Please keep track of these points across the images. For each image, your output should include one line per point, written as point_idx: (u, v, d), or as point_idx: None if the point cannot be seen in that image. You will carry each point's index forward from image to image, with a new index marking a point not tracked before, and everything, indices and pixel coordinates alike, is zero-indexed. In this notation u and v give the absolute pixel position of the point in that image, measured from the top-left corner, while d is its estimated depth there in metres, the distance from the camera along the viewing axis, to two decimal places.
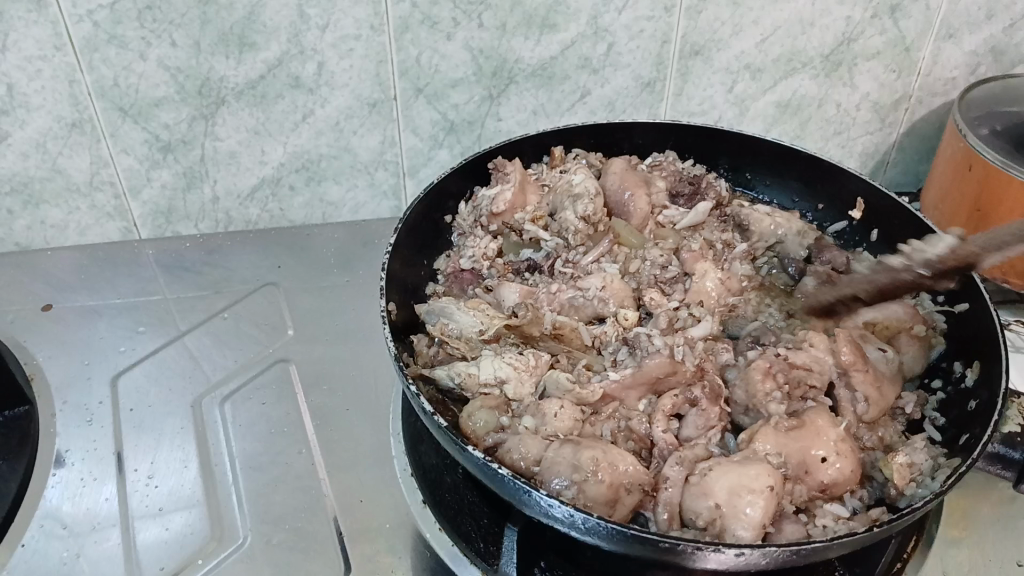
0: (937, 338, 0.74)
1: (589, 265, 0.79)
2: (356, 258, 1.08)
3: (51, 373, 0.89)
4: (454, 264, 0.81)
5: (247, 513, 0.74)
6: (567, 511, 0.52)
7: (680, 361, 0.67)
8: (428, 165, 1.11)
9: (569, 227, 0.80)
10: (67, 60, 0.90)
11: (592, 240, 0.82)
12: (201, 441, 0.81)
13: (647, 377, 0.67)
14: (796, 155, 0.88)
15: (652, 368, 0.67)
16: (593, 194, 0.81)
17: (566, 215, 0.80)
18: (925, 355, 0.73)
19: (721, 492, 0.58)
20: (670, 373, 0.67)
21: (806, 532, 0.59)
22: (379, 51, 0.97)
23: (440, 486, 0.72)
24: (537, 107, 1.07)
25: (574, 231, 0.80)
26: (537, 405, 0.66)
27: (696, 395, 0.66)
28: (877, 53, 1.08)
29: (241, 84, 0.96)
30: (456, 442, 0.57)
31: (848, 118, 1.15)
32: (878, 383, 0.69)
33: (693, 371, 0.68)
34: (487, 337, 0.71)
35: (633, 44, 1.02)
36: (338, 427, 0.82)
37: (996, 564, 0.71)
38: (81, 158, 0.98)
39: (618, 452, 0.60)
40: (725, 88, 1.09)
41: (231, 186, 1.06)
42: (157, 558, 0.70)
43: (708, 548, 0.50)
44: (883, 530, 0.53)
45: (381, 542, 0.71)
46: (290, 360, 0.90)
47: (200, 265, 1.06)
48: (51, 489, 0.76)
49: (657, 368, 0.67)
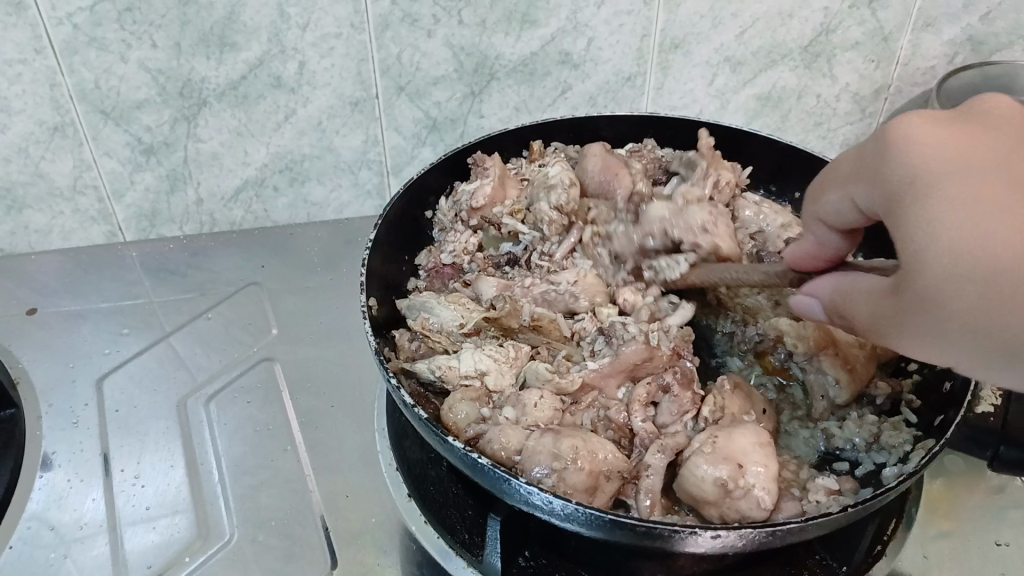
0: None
1: (563, 260, 0.79)
2: (340, 256, 1.09)
3: (37, 376, 0.89)
4: (436, 259, 0.82)
5: (233, 511, 0.74)
6: (546, 498, 0.53)
7: (656, 346, 0.69)
8: (412, 163, 1.11)
9: (544, 218, 0.80)
10: (47, 63, 0.90)
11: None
12: (187, 440, 0.81)
13: (625, 365, 0.68)
14: (773, 146, 0.89)
15: (629, 355, 0.68)
16: (567, 183, 0.80)
17: (539, 206, 0.80)
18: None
19: (705, 470, 0.59)
20: (647, 359, 0.68)
21: (801, 509, 0.60)
22: (359, 50, 0.97)
23: (425, 480, 0.73)
24: (519, 103, 1.07)
25: (548, 222, 0.80)
26: (517, 396, 0.66)
27: (669, 382, 0.67)
28: (855, 44, 1.08)
29: (222, 85, 0.96)
30: (437, 433, 0.57)
31: (829, 110, 1.16)
32: (849, 366, 0.70)
33: (670, 356, 0.69)
34: (467, 330, 0.72)
35: (613, 38, 1.02)
36: (324, 426, 0.83)
37: (974, 545, 0.71)
38: (64, 162, 0.99)
39: (598, 440, 0.61)
40: (705, 81, 1.10)
41: (214, 188, 1.06)
42: (144, 558, 0.71)
43: (686, 531, 0.51)
44: (858, 510, 0.54)
45: (367, 537, 0.72)
46: (275, 359, 0.91)
47: (184, 267, 1.06)
48: (37, 491, 0.76)
49: (633, 355, 0.68)
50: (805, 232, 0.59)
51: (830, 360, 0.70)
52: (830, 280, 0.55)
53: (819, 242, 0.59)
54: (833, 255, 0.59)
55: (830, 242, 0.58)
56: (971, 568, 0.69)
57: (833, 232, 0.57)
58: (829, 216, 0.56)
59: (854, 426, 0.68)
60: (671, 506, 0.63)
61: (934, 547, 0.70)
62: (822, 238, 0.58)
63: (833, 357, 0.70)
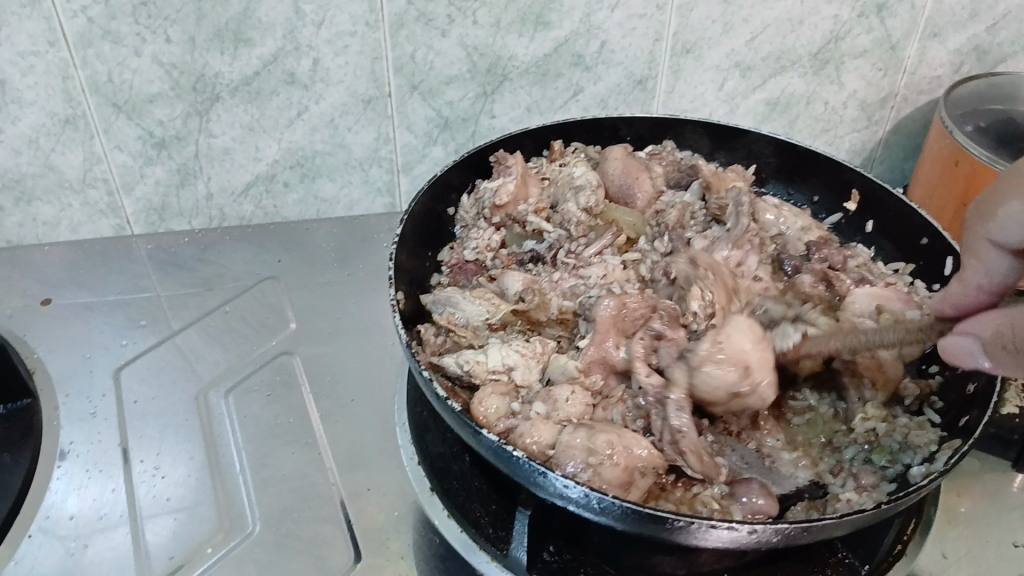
0: None
1: (591, 256, 0.79)
2: (353, 254, 1.08)
3: (53, 366, 0.88)
4: (458, 256, 0.82)
5: (254, 503, 0.74)
6: (582, 492, 0.53)
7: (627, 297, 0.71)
8: (423, 162, 1.11)
9: (571, 218, 0.82)
10: (61, 56, 0.90)
11: (596, 232, 0.82)
12: (207, 432, 0.81)
13: (606, 324, 0.69)
14: (791, 149, 0.90)
15: (604, 313, 0.69)
16: (593, 185, 0.83)
17: (568, 206, 0.82)
18: None
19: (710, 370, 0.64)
20: (620, 308, 0.69)
21: (832, 507, 0.63)
22: (374, 48, 0.97)
23: (448, 474, 0.73)
24: (531, 104, 1.08)
25: (576, 222, 0.81)
26: (547, 392, 0.66)
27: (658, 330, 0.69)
28: (864, 51, 1.09)
29: (235, 80, 0.96)
30: (471, 425, 0.58)
31: (836, 116, 1.17)
32: (881, 367, 0.70)
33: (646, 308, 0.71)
34: (493, 324, 0.73)
35: (626, 41, 1.03)
36: (345, 419, 0.83)
37: (993, 545, 0.72)
38: (75, 154, 0.98)
39: (632, 435, 0.61)
40: (715, 86, 1.11)
41: (225, 183, 1.06)
42: (167, 549, 0.71)
43: (721, 526, 0.51)
44: (890, 507, 0.54)
45: (391, 530, 0.72)
46: (294, 353, 0.91)
47: (194, 261, 1.06)
48: (56, 481, 0.76)
49: (609, 309, 0.69)
50: (972, 259, 0.61)
51: (865, 362, 0.70)
52: (992, 318, 0.59)
53: (987, 271, 0.61)
54: (1002, 285, 0.61)
55: (1000, 268, 0.61)
56: (991, 568, 0.70)
57: (1007, 255, 0.60)
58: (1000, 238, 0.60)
59: (873, 423, 0.70)
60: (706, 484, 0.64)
61: (949, 548, 0.71)
62: (991, 266, 0.61)
63: (868, 360, 0.70)
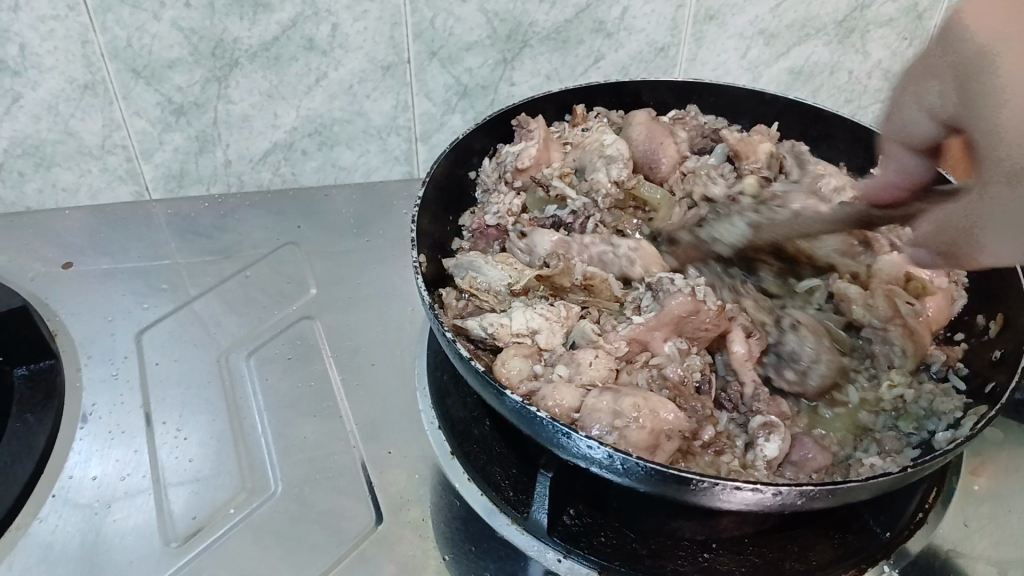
0: (959, 293, 0.75)
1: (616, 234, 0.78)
2: (373, 220, 1.08)
3: (74, 330, 0.89)
4: (480, 220, 0.81)
5: (277, 465, 0.75)
6: (606, 453, 0.53)
7: (704, 300, 0.68)
8: (441, 131, 1.11)
9: (600, 190, 0.81)
10: (80, 20, 0.89)
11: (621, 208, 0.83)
12: (228, 394, 0.82)
13: (671, 318, 0.67)
14: (821, 115, 0.88)
15: (676, 308, 0.67)
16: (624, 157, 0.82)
17: (598, 177, 0.81)
18: (951, 308, 0.74)
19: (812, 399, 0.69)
20: (693, 313, 0.67)
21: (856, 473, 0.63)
22: (393, 13, 0.96)
23: (468, 438, 0.73)
24: (551, 72, 1.07)
25: (604, 195, 0.81)
26: (571, 354, 0.66)
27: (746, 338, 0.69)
28: (890, 20, 1.07)
29: (255, 46, 0.96)
30: (493, 386, 0.58)
31: (860, 86, 1.15)
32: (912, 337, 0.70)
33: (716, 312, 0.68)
34: (515, 290, 0.73)
35: (648, 8, 1.02)
36: (366, 382, 0.83)
37: (1016, 514, 0.72)
38: (94, 121, 0.98)
39: (659, 399, 0.61)
40: (738, 54, 1.09)
41: (243, 150, 1.06)
42: (189, 509, 0.71)
43: (745, 487, 0.51)
44: (915, 471, 0.54)
45: (412, 492, 0.73)
46: (315, 317, 0.91)
47: (214, 229, 1.06)
48: (79, 443, 0.77)
49: (680, 306, 0.67)
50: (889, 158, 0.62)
51: (897, 330, 0.71)
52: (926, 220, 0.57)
53: (902, 166, 0.61)
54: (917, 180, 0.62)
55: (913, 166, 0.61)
56: (1013, 536, 0.70)
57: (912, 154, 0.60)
58: (913, 135, 0.59)
59: (901, 390, 0.69)
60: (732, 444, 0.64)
61: (972, 515, 0.71)
62: (904, 163, 0.61)
63: (901, 328, 0.70)
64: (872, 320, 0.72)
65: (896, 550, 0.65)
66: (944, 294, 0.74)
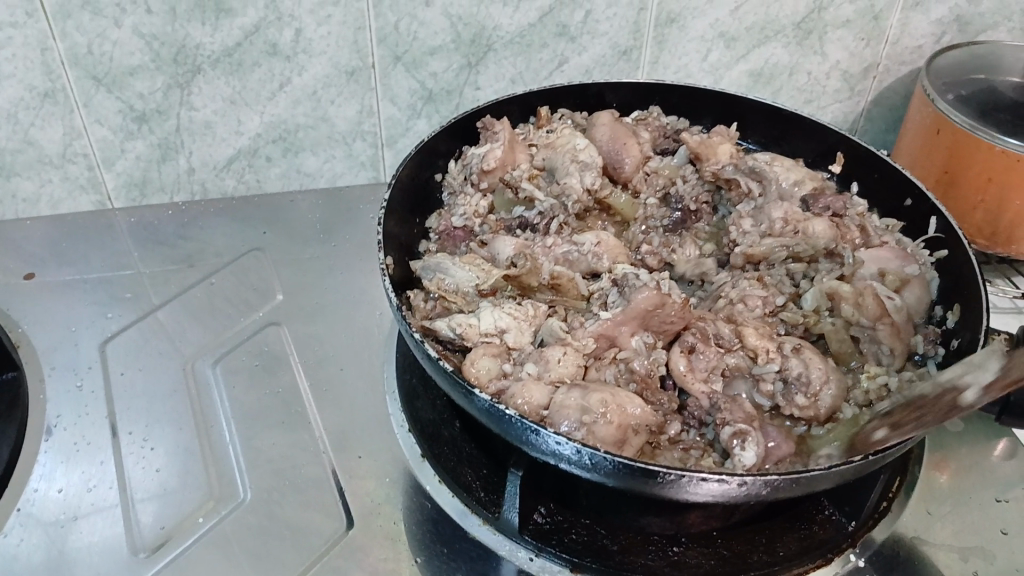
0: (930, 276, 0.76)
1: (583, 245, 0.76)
2: (340, 225, 1.08)
3: (38, 340, 0.88)
4: (446, 222, 0.82)
5: (245, 472, 0.75)
6: (574, 448, 0.53)
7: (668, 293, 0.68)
8: (407, 136, 1.11)
9: (571, 194, 0.81)
10: (39, 27, 0.88)
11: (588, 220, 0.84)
12: (195, 402, 0.81)
13: (637, 312, 0.68)
14: (779, 114, 0.90)
15: (641, 302, 0.67)
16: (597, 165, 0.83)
17: (570, 182, 0.81)
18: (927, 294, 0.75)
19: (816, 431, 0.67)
20: (658, 306, 0.68)
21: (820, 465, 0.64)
22: (356, 18, 0.96)
23: (438, 439, 0.74)
24: (515, 76, 1.07)
25: (575, 198, 0.81)
26: (539, 352, 0.67)
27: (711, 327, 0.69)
28: (847, 22, 1.09)
29: (217, 52, 0.95)
30: (462, 386, 0.58)
31: (819, 87, 1.17)
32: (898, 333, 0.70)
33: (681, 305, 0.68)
34: (483, 290, 0.73)
35: (610, 11, 1.02)
36: (334, 387, 0.83)
37: (976, 501, 0.73)
38: (54, 129, 0.97)
39: (626, 394, 0.62)
40: (700, 56, 1.10)
41: (207, 157, 1.05)
42: (157, 518, 0.71)
43: (711, 479, 0.51)
44: (876, 459, 0.55)
45: (382, 495, 0.73)
46: (282, 324, 0.91)
47: (178, 237, 1.05)
48: (43, 454, 0.76)
49: (645, 301, 0.67)
50: None
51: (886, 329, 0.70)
52: None
53: None
54: None
55: None
56: (973, 522, 0.72)
57: None
58: None
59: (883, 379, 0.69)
60: (709, 451, 0.64)
61: (933, 504, 0.72)
62: None
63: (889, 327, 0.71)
64: (862, 320, 0.71)
65: (861, 539, 0.66)
66: (918, 281, 0.75)
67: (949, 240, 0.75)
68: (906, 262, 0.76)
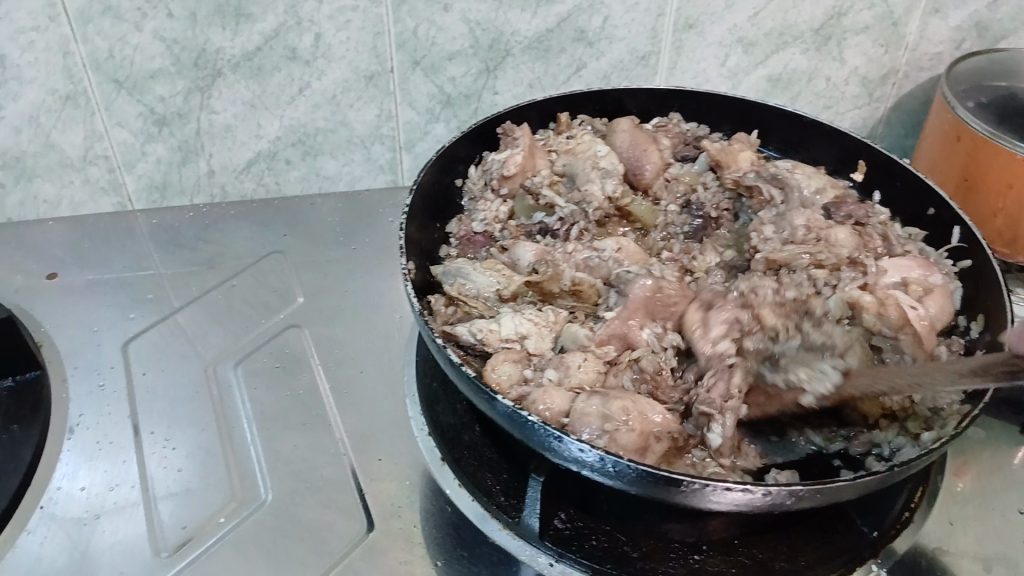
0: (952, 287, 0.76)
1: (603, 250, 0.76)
2: (359, 229, 1.08)
3: (60, 341, 0.89)
4: (467, 228, 0.82)
5: (266, 474, 0.75)
6: (598, 455, 0.53)
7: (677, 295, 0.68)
8: (425, 140, 1.11)
9: (592, 201, 0.82)
10: (61, 31, 0.89)
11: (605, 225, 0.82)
12: (216, 404, 0.82)
13: (638, 302, 0.70)
14: (800, 121, 0.90)
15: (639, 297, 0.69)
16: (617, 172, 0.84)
17: (591, 189, 0.82)
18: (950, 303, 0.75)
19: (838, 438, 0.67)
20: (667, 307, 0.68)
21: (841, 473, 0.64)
22: (375, 23, 0.97)
23: (458, 444, 0.73)
24: (533, 81, 1.07)
25: (596, 205, 0.82)
26: (560, 358, 0.67)
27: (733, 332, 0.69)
28: (866, 27, 1.09)
29: (237, 56, 0.96)
30: (484, 391, 0.58)
31: (838, 93, 1.17)
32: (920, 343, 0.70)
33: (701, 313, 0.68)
34: (504, 295, 0.74)
35: (628, 17, 1.03)
36: (355, 391, 0.83)
37: (999, 512, 0.73)
38: (75, 132, 0.98)
39: (647, 401, 0.62)
40: (718, 61, 1.10)
41: (226, 161, 1.06)
42: (179, 519, 0.71)
43: (736, 487, 0.51)
44: (901, 470, 0.55)
45: (402, 499, 0.73)
46: (302, 326, 0.91)
47: (198, 240, 1.05)
48: (66, 454, 0.76)
49: (640, 293, 0.70)
50: None
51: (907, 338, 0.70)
52: None
53: None
54: None
55: None
56: (996, 533, 0.71)
57: None
58: None
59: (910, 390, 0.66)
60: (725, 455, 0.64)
61: (956, 514, 0.72)
62: None
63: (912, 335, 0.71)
64: (884, 329, 0.70)
65: (883, 548, 0.66)
66: (941, 290, 0.74)
67: (974, 251, 0.75)
68: (929, 271, 0.75)
